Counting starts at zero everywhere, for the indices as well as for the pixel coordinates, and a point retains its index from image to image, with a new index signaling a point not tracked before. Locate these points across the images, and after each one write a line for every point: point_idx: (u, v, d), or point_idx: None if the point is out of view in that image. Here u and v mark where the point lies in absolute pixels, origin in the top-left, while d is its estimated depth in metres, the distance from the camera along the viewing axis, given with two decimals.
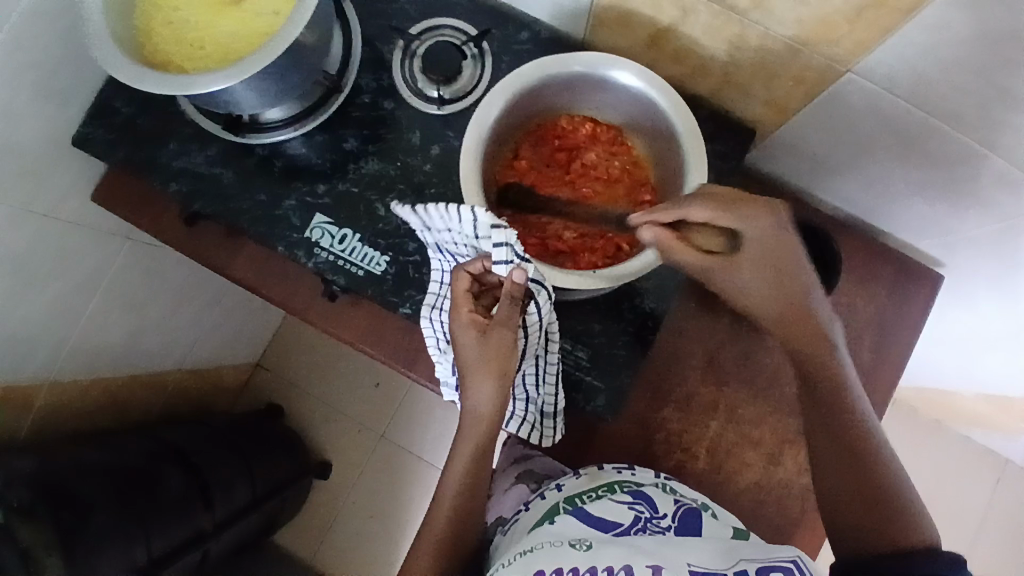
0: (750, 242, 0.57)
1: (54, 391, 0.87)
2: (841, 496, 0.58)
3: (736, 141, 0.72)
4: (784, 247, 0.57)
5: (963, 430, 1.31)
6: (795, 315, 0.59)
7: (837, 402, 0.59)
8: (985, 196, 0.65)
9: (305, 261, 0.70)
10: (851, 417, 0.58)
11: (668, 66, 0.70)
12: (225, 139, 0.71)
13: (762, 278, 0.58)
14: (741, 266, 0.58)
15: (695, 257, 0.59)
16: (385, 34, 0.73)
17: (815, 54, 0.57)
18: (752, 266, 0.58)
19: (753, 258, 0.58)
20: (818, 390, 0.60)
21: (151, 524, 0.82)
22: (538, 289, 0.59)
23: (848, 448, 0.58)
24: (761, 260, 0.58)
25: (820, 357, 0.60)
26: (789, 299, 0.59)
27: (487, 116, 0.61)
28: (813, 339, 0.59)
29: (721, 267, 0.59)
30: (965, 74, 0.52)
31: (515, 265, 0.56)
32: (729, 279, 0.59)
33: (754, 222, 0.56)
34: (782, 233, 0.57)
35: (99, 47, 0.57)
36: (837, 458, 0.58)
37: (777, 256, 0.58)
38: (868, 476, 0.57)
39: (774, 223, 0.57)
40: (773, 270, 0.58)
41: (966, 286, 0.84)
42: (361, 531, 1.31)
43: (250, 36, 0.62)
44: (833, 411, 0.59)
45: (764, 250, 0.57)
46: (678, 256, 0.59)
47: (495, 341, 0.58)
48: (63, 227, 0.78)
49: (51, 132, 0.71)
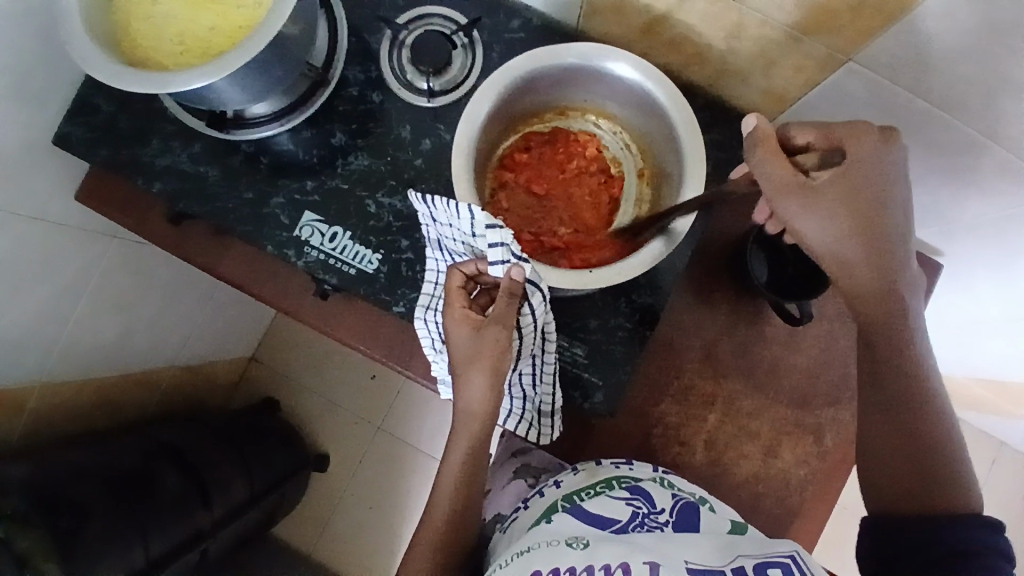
0: (854, 165, 0.49)
1: (46, 393, 0.86)
2: (884, 459, 0.52)
3: (733, 130, 0.70)
4: (884, 185, 0.49)
5: (957, 413, 1.32)
6: (869, 264, 0.49)
7: (896, 360, 0.52)
8: (986, 185, 0.64)
9: (295, 260, 0.68)
10: (913, 390, 0.52)
11: (664, 54, 0.68)
12: (209, 136, 0.69)
13: (852, 213, 0.49)
14: (835, 195, 0.49)
15: (785, 168, 0.50)
16: (372, 24, 0.71)
17: (815, 43, 0.55)
18: (845, 194, 0.49)
19: (851, 184, 0.49)
20: (881, 354, 0.52)
21: (148, 526, 0.82)
22: (533, 291, 0.58)
23: (896, 403, 0.52)
24: (856, 188, 0.49)
25: (889, 313, 0.51)
26: (874, 245, 0.49)
27: (479, 110, 0.59)
28: (887, 300, 0.50)
29: (811, 189, 0.49)
30: (970, 64, 0.50)
31: (512, 264, 0.55)
32: (807, 209, 0.49)
33: (863, 147, 0.49)
34: (887, 168, 0.49)
35: (73, 44, 0.54)
36: (887, 419, 0.52)
37: (874, 193, 0.49)
38: (913, 439, 0.51)
39: (884, 157, 0.49)
40: (867, 208, 0.49)
41: (965, 273, 0.84)
42: (361, 521, 1.31)
43: (231, 30, 0.59)
44: (887, 367, 0.52)
45: (863, 180, 0.49)
46: (763, 161, 0.50)
47: (489, 338, 0.57)
48: (48, 229, 0.76)
49: (29, 132, 0.69)
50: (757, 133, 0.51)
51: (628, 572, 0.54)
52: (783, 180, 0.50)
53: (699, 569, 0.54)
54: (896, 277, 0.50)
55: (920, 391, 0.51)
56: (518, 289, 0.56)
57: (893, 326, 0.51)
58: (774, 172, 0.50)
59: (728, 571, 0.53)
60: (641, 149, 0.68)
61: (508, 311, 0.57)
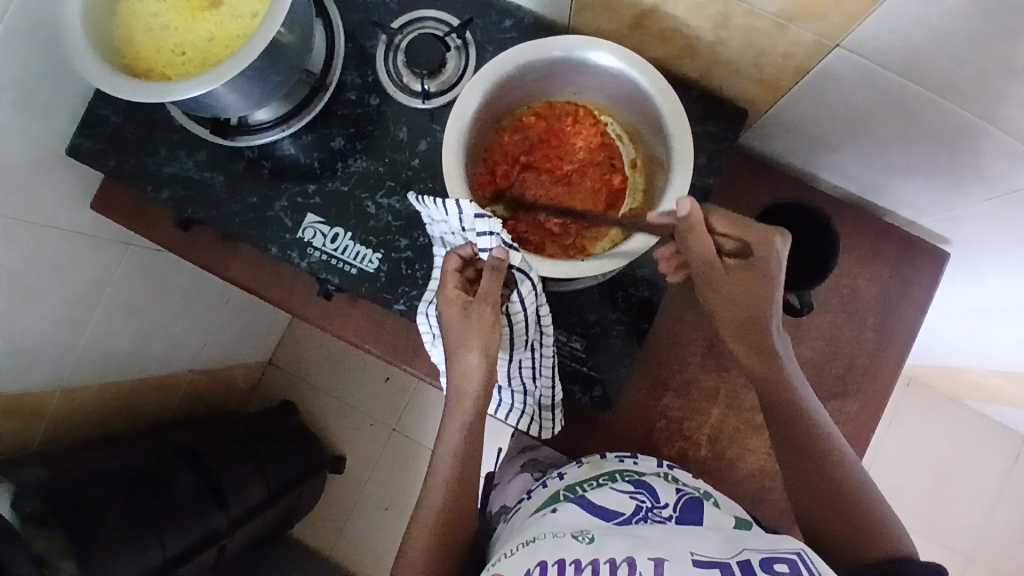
0: (756, 260, 0.57)
1: (65, 397, 0.90)
2: (806, 499, 0.61)
3: (727, 122, 0.70)
4: (776, 277, 0.58)
5: (979, 406, 1.29)
6: (755, 339, 0.60)
7: (796, 429, 0.61)
8: (988, 170, 0.63)
9: (299, 260, 0.70)
10: (806, 433, 0.61)
11: (655, 47, 0.68)
12: (213, 143, 0.71)
13: (747, 292, 0.58)
14: (737, 277, 0.58)
15: (708, 249, 0.57)
16: (367, 29, 0.73)
17: (803, 30, 0.55)
18: (745, 278, 0.58)
19: (749, 274, 0.58)
20: (773, 398, 0.61)
21: (163, 526, 0.84)
22: (522, 278, 0.59)
23: (807, 471, 0.61)
24: (751, 277, 0.58)
25: (775, 378, 0.61)
26: (757, 315, 0.59)
27: (466, 108, 0.60)
28: (770, 367, 0.61)
29: (721, 270, 0.58)
30: (961, 44, 0.50)
31: (498, 248, 0.57)
32: (712, 282, 0.59)
33: (763, 245, 0.56)
34: (780, 265, 0.57)
35: (77, 57, 0.57)
36: (801, 479, 0.61)
37: (768, 281, 0.58)
38: (831, 489, 0.60)
39: (780, 253, 0.57)
40: (759, 289, 0.58)
41: (975, 262, 0.82)
42: (376, 522, 1.33)
43: (228, 39, 0.62)
44: (793, 434, 0.61)
45: (759, 272, 0.57)
46: (693, 240, 0.57)
47: (477, 318, 0.58)
48: (61, 236, 0.79)
49: (42, 144, 0.72)
50: (692, 215, 0.56)
51: (633, 566, 0.54)
52: (703, 258, 0.58)
53: (704, 561, 0.53)
54: (774, 347, 0.60)
55: (833, 457, 0.60)
56: (502, 265, 0.57)
57: (788, 394, 0.61)
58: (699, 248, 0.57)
59: (733, 564, 0.53)
60: (633, 139, 0.68)
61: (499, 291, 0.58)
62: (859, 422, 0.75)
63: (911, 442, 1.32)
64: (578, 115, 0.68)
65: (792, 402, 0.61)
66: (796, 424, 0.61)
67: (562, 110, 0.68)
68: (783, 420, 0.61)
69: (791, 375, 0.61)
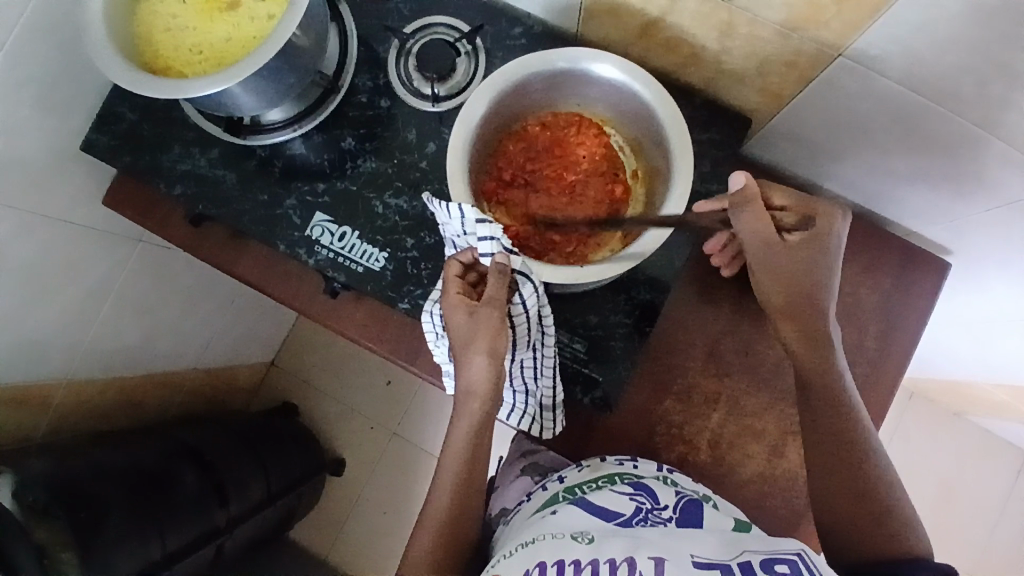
0: (817, 230, 0.58)
1: (71, 391, 0.91)
2: (834, 501, 0.61)
3: (731, 130, 0.72)
4: (835, 250, 0.58)
5: (982, 421, 1.29)
6: (810, 327, 0.59)
7: (833, 422, 0.60)
8: (989, 180, 0.64)
9: (306, 258, 0.71)
10: (845, 431, 0.60)
11: (660, 55, 0.70)
12: (226, 142, 0.73)
13: (812, 264, 0.58)
14: (802, 248, 0.58)
15: (772, 224, 0.58)
16: (380, 34, 0.74)
17: (806, 39, 0.57)
18: (806, 251, 0.58)
19: (810, 246, 0.58)
20: (817, 393, 0.61)
21: (164, 522, 0.85)
22: (524, 280, 0.60)
23: (842, 470, 0.60)
24: (815, 249, 0.58)
25: (824, 372, 0.60)
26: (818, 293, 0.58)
27: (473, 114, 0.61)
28: (820, 360, 0.60)
29: (786, 242, 0.58)
30: (961, 53, 0.51)
31: (499, 253, 0.57)
32: (773, 258, 0.58)
33: (824, 215, 0.58)
34: (838, 238, 0.59)
35: (99, 54, 0.59)
36: (829, 475, 0.61)
37: (827, 253, 0.58)
38: (862, 490, 0.60)
39: (838, 230, 0.59)
40: (822, 262, 0.58)
41: (976, 272, 0.83)
42: (375, 526, 1.33)
43: (244, 40, 0.63)
44: (830, 427, 0.61)
45: (821, 242, 0.58)
46: (753, 213, 0.57)
47: (483, 320, 0.57)
48: (73, 231, 0.80)
49: (58, 140, 0.74)
50: (749, 188, 0.57)
51: (633, 565, 0.54)
52: (764, 232, 0.58)
53: (703, 563, 0.54)
54: (828, 336, 0.60)
55: (865, 458, 0.60)
56: (507, 267, 0.57)
57: (829, 385, 0.60)
58: (758, 221, 0.57)
59: (734, 566, 0.53)
60: (635, 150, 0.68)
61: (503, 293, 0.57)
62: None
63: (914, 456, 1.32)
64: (582, 124, 0.69)
65: (835, 398, 0.60)
66: (833, 417, 0.60)
67: (565, 120, 0.69)
68: (824, 417, 0.61)
69: (838, 370, 0.60)
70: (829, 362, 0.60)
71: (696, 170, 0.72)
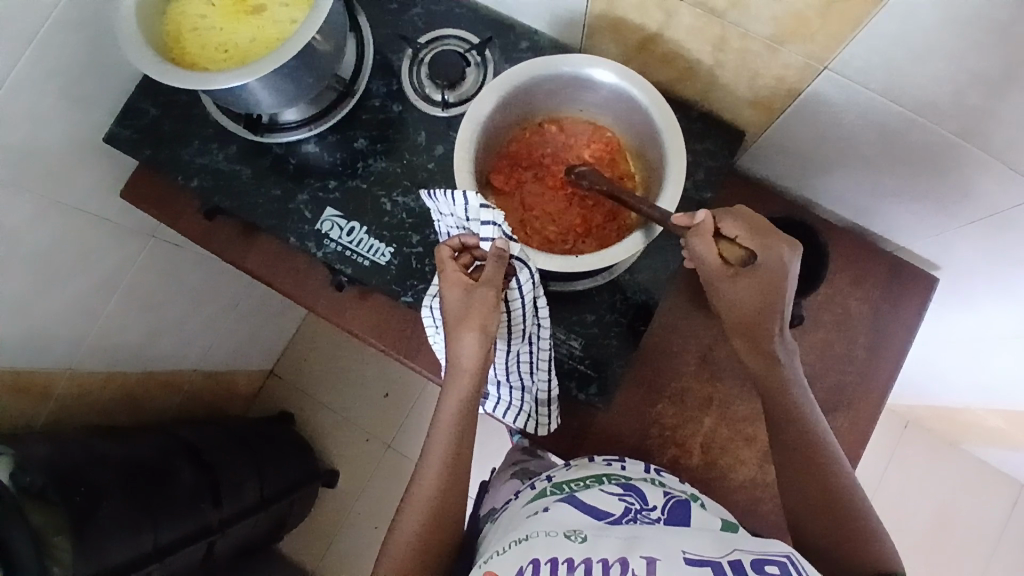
0: (761, 266, 0.57)
1: (73, 381, 0.92)
2: (803, 512, 0.61)
3: (724, 141, 0.75)
4: (783, 286, 0.58)
5: (976, 451, 1.29)
6: (761, 347, 0.61)
7: (798, 444, 0.61)
8: (970, 191, 0.67)
9: (315, 250, 0.74)
10: (804, 445, 0.61)
11: (659, 69, 0.74)
12: (244, 138, 0.76)
13: (753, 298, 0.58)
14: (745, 282, 0.58)
15: (714, 256, 0.59)
16: (394, 43, 0.79)
17: (793, 52, 0.61)
18: (749, 283, 0.58)
19: (754, 280, 0.58)
20: (774, 404, 0.62)
21: (159, 515, 0.85)
22: (520, 266, 0.61)
23: (807, 479, 0.61)
24: (758, 283, 0.58)
25: (781, 389, 0.62)
26: (761, 322, 0.59)
27: (480, 110, 0.64)
28: (773, 375, 0.62)
29: (727, 276, 0.59)
30: (937, 64, 0.54)
31: (500, 238, 0.59)
32: (719, 288, 0.60)
33: (770, 252, 0.57)
34: (788, 273, 0.57)
35: (130, 46, 0.63)
36: (796, 484, 0.62)
37: (774, 288, 0.57)
38: (829, 504, 0.60)
39: (788, 263, 0.57)
40: (763, 298, 0.58)
41: (962, 289, 0.85)
42: (367, 540, 1.32)
43: (267, 41, 0.67)
44: (789, 439, 0.62)
45: (766, 279, 0.57)
46: (701, 248, 0.59)
47: (478, 298, 0.58)
48: (90, 221, 0.83)
49: (82, 131, 0.77)
50: (702, 224, 0.58)
51: (625, 566, 0.54)
52: (710, 264, 0.59)
53: (695, 560, 0.54)
54: (778, 355, 0.61)
55: (825, 466, 0.61)
56: (505, 251, 0.58)
57: (792, 409, 0.62)
58: (706, 256, 0.59)
59: (725, 564, 0.53)
60: (634, 156, 0.71)
61: (496, 278, 0.58)
62: (849, 437, 0.76)
63: (910, 483, 1.31)
64: (586, 130, 0.72)
65: (793, 409, 0.62)
66: (798, 439, 0.61)
67: (572, 127, 0.72)
68: (782, 430, 0.62)
69: (794, 383, 0.62)
70: (785, 377, 0.61)
71: (691, 178, 0.75)
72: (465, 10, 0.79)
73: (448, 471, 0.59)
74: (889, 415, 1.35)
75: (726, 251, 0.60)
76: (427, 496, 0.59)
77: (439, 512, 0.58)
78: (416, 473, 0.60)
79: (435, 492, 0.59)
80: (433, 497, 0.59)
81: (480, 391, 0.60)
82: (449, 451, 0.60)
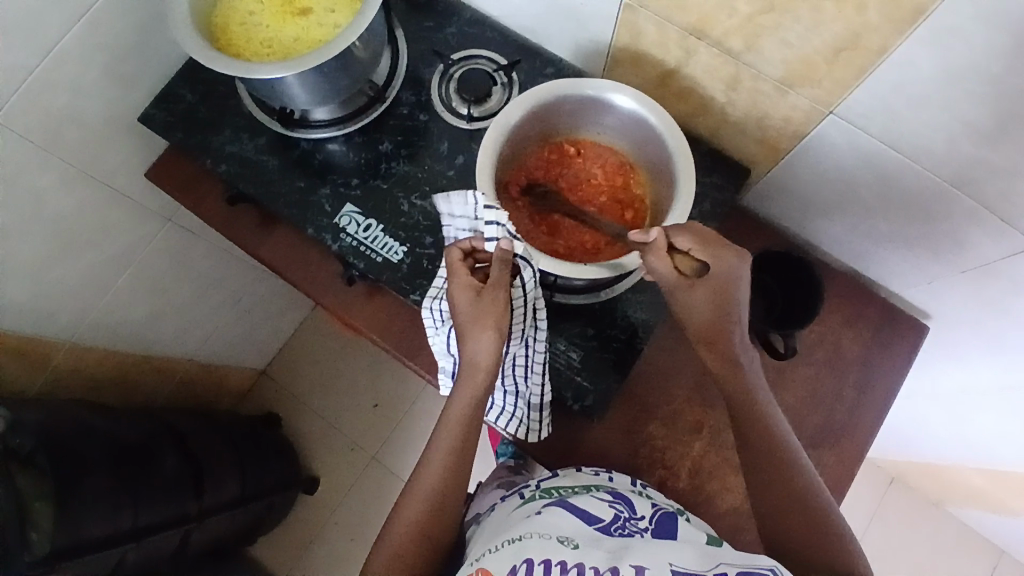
0: (713, 274, 0.61)
1: (72, 353, 0.93)
2: (776, 518, 0.62)
3: (731, 176, 0.79)
4: (736, 291, 0.61)
5: (959, 513, 1.30)
6: (722, 352, 0.63)
7: (772, 451, 0.63)
8: (962, 239, 0.70)
9: (331, 243, 0.77)
10: (773, 454, 0.63)
11: (674, 104, 0.78)
12: (275, 131, 0.80)
13: (710, 305, 0.61)
14: (700, 289, 0.61)
15: (670, 268, 0.62)
16: (427, 57, 0.83)
17: (800, 95, 0.65)
18: (705, 291, 0.61)
19: (710, 287, 0.61)
20: (740, 413, 0.64)
21: (140, 494, 0.84)
22: (525, 264, 0.64)
23: (779, 486, 0.62)
24: (713, 291, 0.61)
25: (744, 398, 0.64)
26: (722, 330, 0.62)
27: (508, 118, 0.68)
28: (735, 378, 0.63)
29: (684, 286, 0.62)
30: (934, 113, 0.58)
31: (503, 239, 0.62)
32: (679, 297, 0.62)
33: (722, 260, 0.60)
34: (738, 279, 0.61)
35: (180, 30, 0.66)
36: (769, 491, 0.63)
37: (727, 293, 0.61)
38: (798, 508, 0.61)
39: (737, 270, 0.61)
40: (720, 304, 0.61)
41: (951, 340, 0.88)
42: (341, 551, 1.30)
43: (310, 41, 0.71)
44: (761, 449, 0.63)
45: (719, 285, 0.61)
46: (657, 262, 0.62)
47: (488, 300, 0.61)
48: (114, 196, 0.86)
49: (119, 109, 0.80)
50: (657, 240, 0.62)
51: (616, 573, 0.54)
52: (666, 277, 0.62)
53: (681, 572, 0.53)
54: (738, 360, 0.63)
55: (800, 479, 0.62)
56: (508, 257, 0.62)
57: (758, 418, 0.63)
58: (663, 270, 0.62)
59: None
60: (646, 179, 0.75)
61: (503, 279, 0.62)
62: (834, 473, 0.77)
63: (892, 540, 1.31)
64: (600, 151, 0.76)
65: (760, 419, 0.63)
66: (764, 446, 0.63)
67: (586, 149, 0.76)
68: (752, 439, 0.64)
69: (756, 392, 0.64)
70: (747, 386, 0.64)
71: (697, 208, 0.79)
72: (496, 33, 0.84)
73: (452, 458, 0.62)
74: (873, 470, 1.35)
75: (683, 264, 0.63)
76: (432, 482, 0.61)
77: (441, 496, 0.61)
78: (424, 458, 0.63)
79: (439, 479, 0.61)
80: (437, 483, 0.61)
81: (480, 384, 0.61)
82: (453, 439, 0.62)
